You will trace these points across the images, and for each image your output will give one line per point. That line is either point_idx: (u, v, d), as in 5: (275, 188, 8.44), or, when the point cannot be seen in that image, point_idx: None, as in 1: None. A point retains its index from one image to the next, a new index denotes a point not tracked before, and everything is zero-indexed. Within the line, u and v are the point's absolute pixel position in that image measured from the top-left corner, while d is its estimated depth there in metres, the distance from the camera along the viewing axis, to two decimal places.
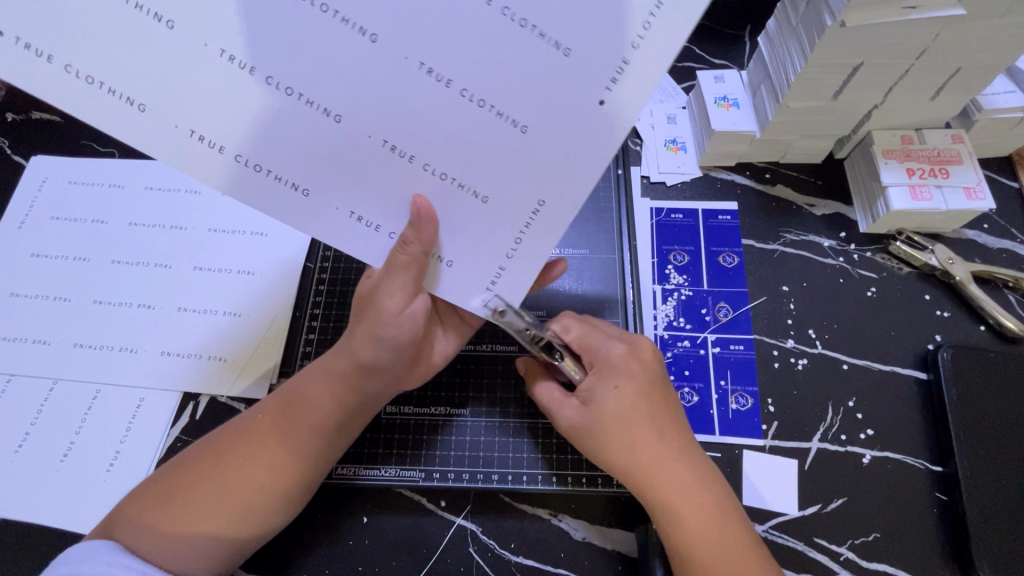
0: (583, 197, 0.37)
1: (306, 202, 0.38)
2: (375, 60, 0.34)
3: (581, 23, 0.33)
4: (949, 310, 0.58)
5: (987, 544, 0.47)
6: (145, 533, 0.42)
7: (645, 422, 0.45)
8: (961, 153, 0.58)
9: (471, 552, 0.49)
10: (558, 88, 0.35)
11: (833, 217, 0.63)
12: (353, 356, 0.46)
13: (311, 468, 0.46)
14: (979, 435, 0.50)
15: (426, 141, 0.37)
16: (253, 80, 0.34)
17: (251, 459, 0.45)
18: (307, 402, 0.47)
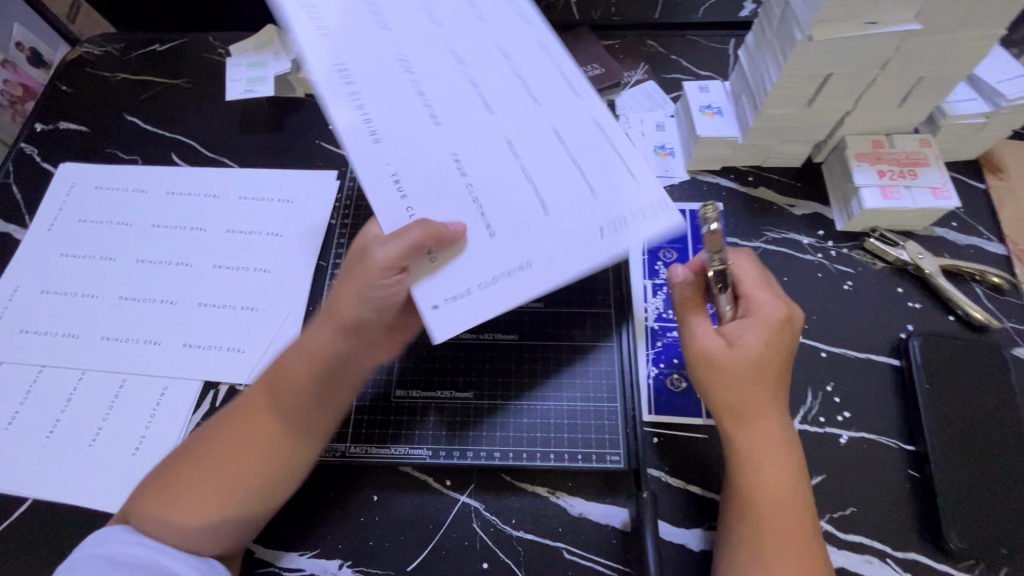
0: (558, 278, 0.45)
1: (374, 146, 0.47)
2: (479, 133, 0.50)
3: (612, 187, 0.49)
4: (920, 301, 0.62)
5: (956, 515, 0.51)
6: (155, 525, 0.45)
7: (765, 376, 0.48)
8: (928, 156, 0.62)
9: (474, 527, 0.52)
10: (574, 199, 0.48)
11: (812, 216, 0.67)
12: (327, 329, 0.48)
13: (299, 440, 0.49)
14: (947, 414, 0.54)
15: (485, 177, 0.49)
16: (408, 80, 0.51)
17: (242, 442, 0.48)
18: (285, 374, 0.49)
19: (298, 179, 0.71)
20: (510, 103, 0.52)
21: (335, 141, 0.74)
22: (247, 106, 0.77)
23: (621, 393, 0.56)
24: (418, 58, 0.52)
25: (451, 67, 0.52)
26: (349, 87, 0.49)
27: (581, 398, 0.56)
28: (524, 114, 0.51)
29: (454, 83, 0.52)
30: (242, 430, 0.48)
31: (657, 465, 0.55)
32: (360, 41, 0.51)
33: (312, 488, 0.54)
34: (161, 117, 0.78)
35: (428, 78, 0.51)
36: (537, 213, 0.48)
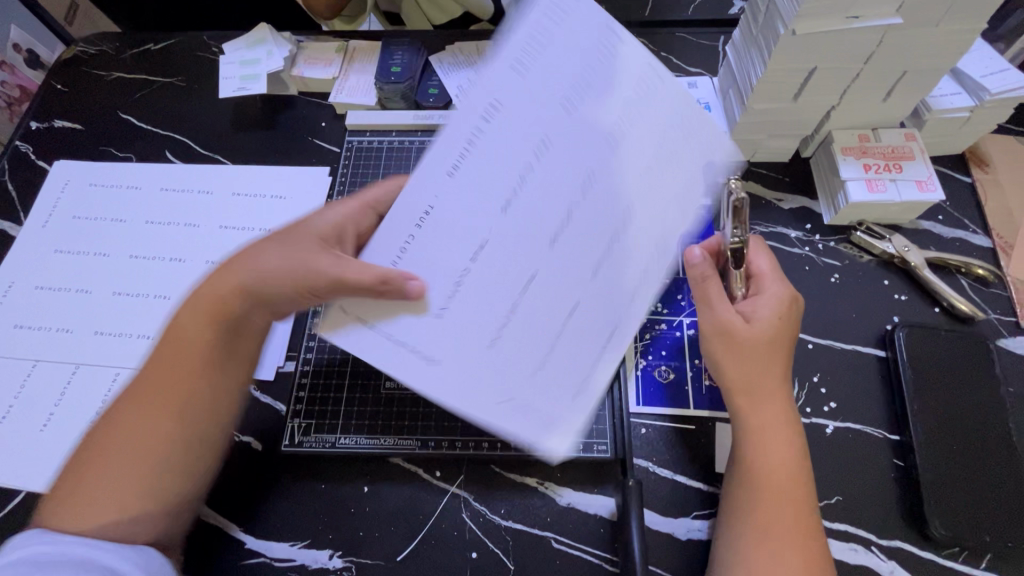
0: (443, 400, 0.42)
1: (446, 179, 0.43)
2: (523, 252, 0.44)
3: (569, 386, 0.43)
4: (906, 293, 0.62)
5: (939, 503, 0.51)
6: (70, 519, 0.42)
7: (778, 351, 0.49)
8: (914, 149, 0.63)
9: (464, 517, 0.53)
10: (535, 350, 0.43)
11: (799, 210, 0.68)
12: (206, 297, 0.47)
13: (206, 403, 0.47)
14: (932, 405, 0.55)
15: (482, 285, 0.44)
16: (535, 140, 0.44)
17: (141, 418, 0.45)
18: (183, 334, 0.47)
19: (290, 176, 0.72)
20: (586, 236, 0.44)
21: (328, 138, 0.75)
22: (240, 104, 0.78)
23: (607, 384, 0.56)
24: (603, 112, 0.44)
25: (660, 144, 0.45)
26: (491, 111, 0.43)
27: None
28: (586, 253, 0.44)
29: (552, 184, 0.44)
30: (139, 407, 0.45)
31: (643, 456, 0.55)
32: (659, 116, 0.45)
33: (304, 480, 0.55)
34: (156, 115, 0.78)
35: (627, 147, 0.45)
36: (478, 342, 0.43)
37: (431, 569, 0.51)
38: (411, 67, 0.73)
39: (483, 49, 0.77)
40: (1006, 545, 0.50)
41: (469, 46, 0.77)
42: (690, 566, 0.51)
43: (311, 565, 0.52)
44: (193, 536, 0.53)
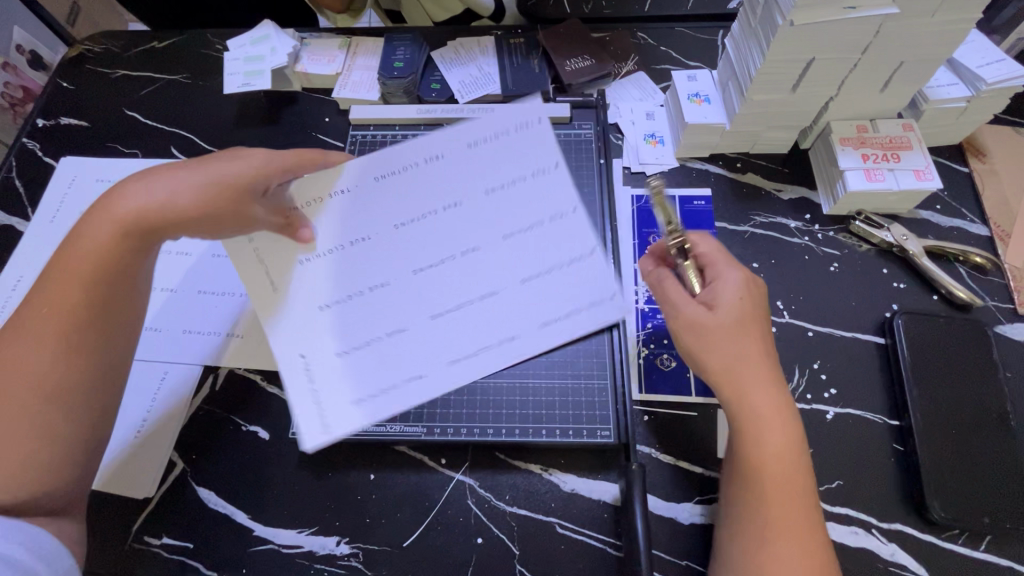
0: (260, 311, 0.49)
1: (373, 181, 0.50)
2: (385, 271, 0.50)
3: (368, 389, 0.48)
4: (905, 281, 0.63)
5: (938, 487, 0.52)
6: None
7: (748, 334, 0.49)
8: (911, 139, 0.64)
9: (469, 504, 0.54)
10: (353, 338, 0.49)
11: (799, 201, 0.68)
12: (113, 224, 0.46)
13: (81, 362, 0.46)
14: (929, 390, 0.56)
15: (348, 271, 0.50)
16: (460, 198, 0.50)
17: (16, 370, 0.44)
18: (80, 251, 0.46)
19: None
20: (449, 294, 0.50)
21: (331, 133, 0.76)
22: (244, 101, 0.79)
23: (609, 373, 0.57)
24: (542, 201, 0.50)
25: (555, 263, 0.51)
26: (433, 160, 0.50)
27: (573, 374, 0.57)
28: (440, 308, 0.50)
29: (438, 221, 0.50)
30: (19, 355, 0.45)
31: (646, 442, 0.56)
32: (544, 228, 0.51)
33: (311, 468, 0.55)
34: (160, 112, 0.79)
35: (522, 246, 0.51)
36: (318, 303, 0.49)
37: (436, 555, 0.52)
38: (413, 63, 0.74)
39: (484, 44, 0.78)
40: (1004, 526, 0.51)
41: (471, 42, 0.78)
42: (694, 550, 0.52)
43: (318, 551, 0.52)
44: (202, 524, 0.54)
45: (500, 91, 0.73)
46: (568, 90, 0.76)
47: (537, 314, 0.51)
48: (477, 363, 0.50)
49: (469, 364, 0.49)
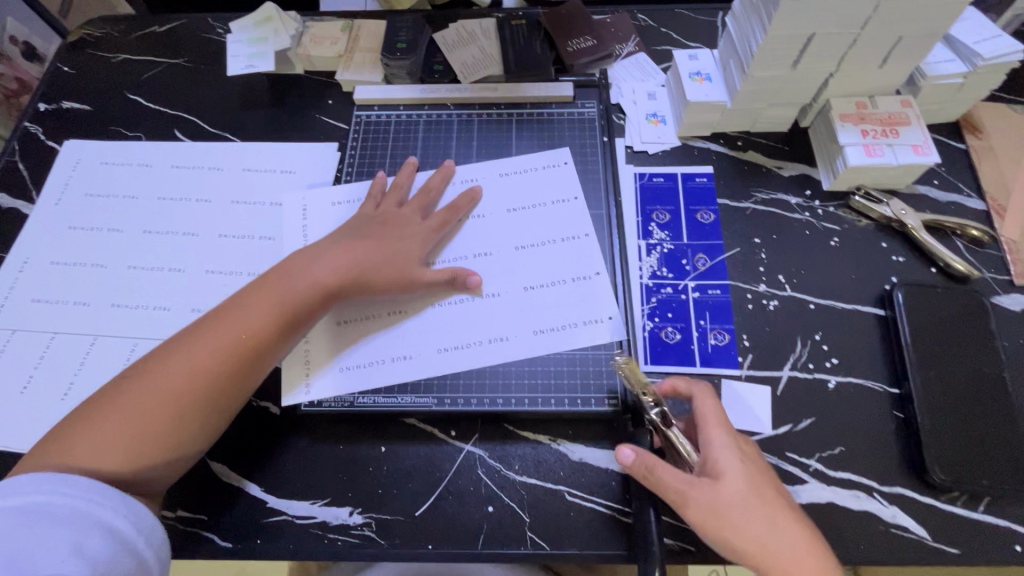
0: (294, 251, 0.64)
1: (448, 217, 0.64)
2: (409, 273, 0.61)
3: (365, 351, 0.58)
4: (904, 255, 0.64)
5: (938, 451, 0.53)
6: (102, 435, 0.47)
7: (766, 501, 0.46)
8: (910, 115, 0.65)
9: (479, 475, 0.55)
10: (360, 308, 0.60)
11: (799, 177, 0.69)
12: (311, 275, 0.56)
13: (232, 382, 0.51)
14: (930, 359, 0.57)
15: None
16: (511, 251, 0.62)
17: (181, 363, 0.50)
18: (266, 284, 0.55)
19: (299, 153, 0.73)
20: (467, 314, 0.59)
21: (335, 115, 0.76)
22: (246, 84, 0.79)
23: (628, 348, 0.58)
24: (572, 259, 0.61)
25: (557, 278, 0.61)
26: (476, 220, 0.64)
27: (598, 351, 0.58)
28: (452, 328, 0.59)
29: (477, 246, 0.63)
30: (189, 350, 0.51)
31: None
32: (567, 296, 0.60)
33: (323, 440, 0.56)
34: (162, 95, 0.79)
35: (541, 297, 0.60)
36: None
37: (448, 524, 0.53)
38: (416, 44, 0.74)
39: (485, 26, 0.78)
40: (1003, 488, 0.52)
41: (473, 24, 0.79)
42: None
43: (331, 522, 0.53)
44: (215, 498, 0.54)
45: (502, 72, 0.74)
46: (569, 71, 0.76)
47: (534, 325, 0.59)
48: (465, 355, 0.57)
49: (455, 355, 0.57)
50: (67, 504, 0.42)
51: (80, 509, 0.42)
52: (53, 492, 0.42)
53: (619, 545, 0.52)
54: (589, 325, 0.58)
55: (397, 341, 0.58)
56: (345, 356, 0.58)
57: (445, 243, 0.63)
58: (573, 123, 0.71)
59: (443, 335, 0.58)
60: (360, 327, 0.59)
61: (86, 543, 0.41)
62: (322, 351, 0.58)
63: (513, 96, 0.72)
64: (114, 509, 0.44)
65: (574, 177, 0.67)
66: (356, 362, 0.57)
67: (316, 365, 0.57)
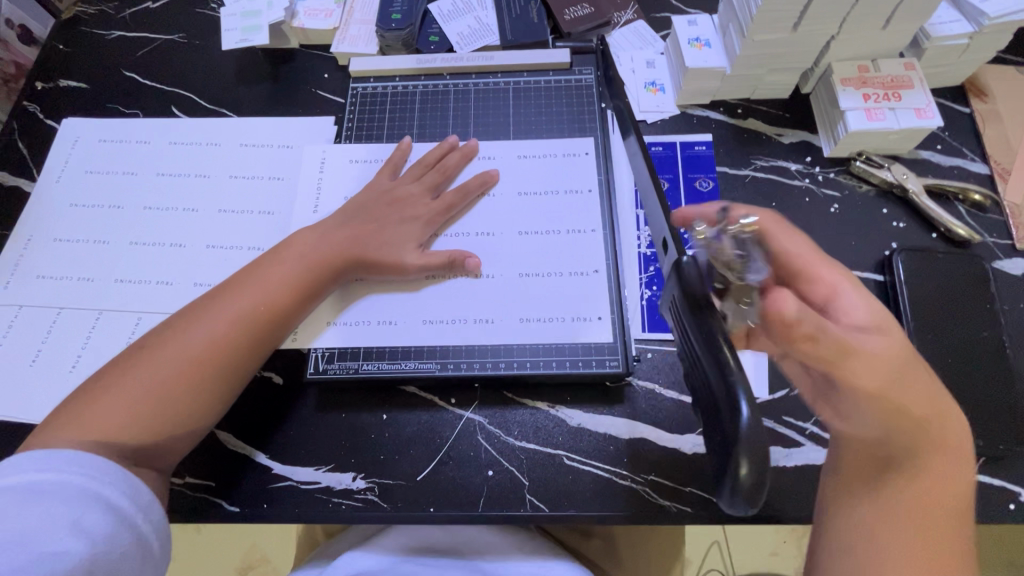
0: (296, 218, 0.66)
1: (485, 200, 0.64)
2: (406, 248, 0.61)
3: (357, 316, 0.59)
4: (905, 221, 0.64)
5: None
6: (116, 409, 0.48)
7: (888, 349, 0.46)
8: (913, 79, 0.64)
9: (479, 441, 0.56)
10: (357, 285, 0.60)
11: (800, 144, 0.69)
12: (320, 252, 0.57)
13: (243, 357, 0.53)
14: (929, 324, 0.57)
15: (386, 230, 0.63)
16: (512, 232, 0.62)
17: (196, 336, 0.51)
18: (278, 260, 0.57)
19: (296, 127, 0.73)
20: (464, 282, 0.60)
21: (331, 89, 0.75)
22: (242, 59, 0.78)
23: (621, 322, 0.58)
24: (569, 236, 0.61)
25: (555, 270, 0.60)
26: (487, 198, 0.64)
27: (590, 345, 0.57)
28: (443, 304, 0.59)
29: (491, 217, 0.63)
30: (204, 324, 0.52)
31: (649, 378, 0.57)
32: (560, 286, 0.59)
33: (326, 409, 0.57)
34: (158, 72, 0.79)
35: (536, 287, 0.59)
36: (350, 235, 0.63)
37: (449, 488, 0.54)
38: (411, 14, 0.73)
39: None
40: (998, 448, 0.52)
41: None
42: (698, 476, 0.53)
43: (336, 486, 0.54)
44: (221, 464, 0.55)
45: (499, 41, 0.73)
46: (567, 40, 0.75)
47: (521, 310, 0.59)
48: (451, 326, 0.58)
49: (443, 324, 0.58)
50: (63, 482, 0.43)
51: (76, 486, 0.43)
52: (53, 471, 0.43)
53: (618, 507, 0.53)
54: (578, 321, 0.58)
55: (390, 308, 0.59)
56: (340, 315, 0.59)
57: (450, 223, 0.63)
58: (571, 91, 0.70)
59: (436, 305, 0.59)
60: (353, 294, 0.60)
61: (87, 519, 0.42)
62: (314, 318, 0.59)
63: (510, 64, 0.71)
64: (111, 484, 0.45)
65: (592, 168, 0.65)
66: (348, 320, 0.59)
67: (304, 333, 0.58)
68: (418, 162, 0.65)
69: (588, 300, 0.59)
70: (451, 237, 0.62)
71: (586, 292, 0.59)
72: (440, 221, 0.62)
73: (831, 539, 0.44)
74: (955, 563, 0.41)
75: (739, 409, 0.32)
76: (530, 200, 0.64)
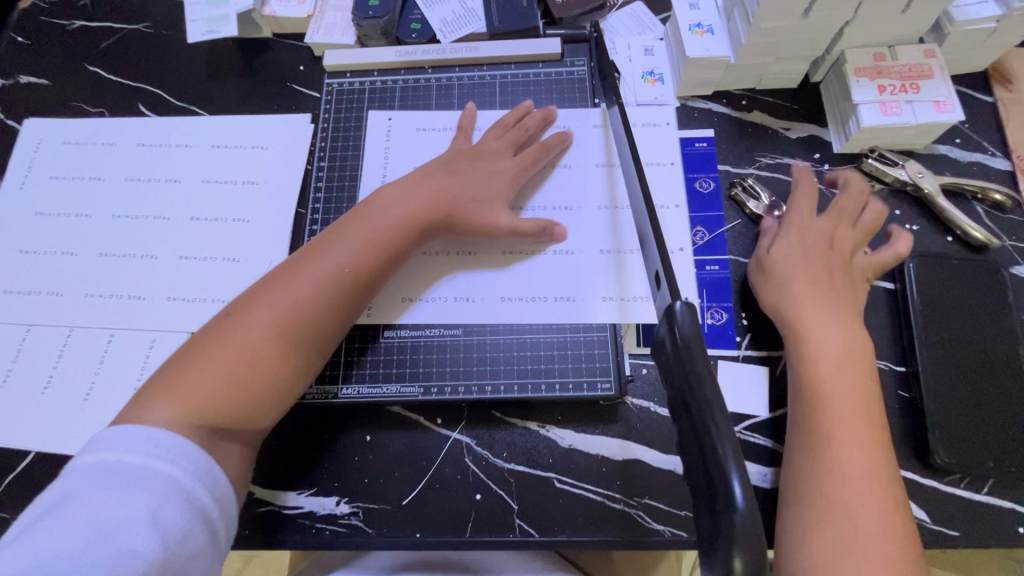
0: (275, 224, 0.64)
1: (562, 171, 0.62)
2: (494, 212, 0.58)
3: (442, 288, 0.57)
4: (919, 223, 0.60)
5: (942, 433, 0.51)
6: (204, 379, 0.46)
7: (800, 272, 0.53)
8: (933, 67, 0.59)
9: (466, 462, 0.53)
10: (441, 256, 0.58)
11: (808, 139, 0.64)
12: (402, 209, 0.55)
13: (332, 319, 0.51)
14: (941, 337, 0.54)
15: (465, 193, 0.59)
16: (575, 212, 0.60)
17: (281, 301, 0.49)
18: (359, 221, 0.54)
19: (271, 126, 0.69)
20: (453, 299, 0.57)
21: (307, 82, 0.71)
22: (213, 51, 0.73)
23: (615, 340, 0.55)
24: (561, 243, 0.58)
25: (588, 250, 0.58)
26: (564, 169, 0.62)
27: (585, 353, 0.55)
28: (520, 280, 0.57)
29: (571, 188, 0.61)
30: (287, 288, 0.50)
31: (643, 396, 0.55)
32: (584, 271, 0.57)
33: (306, 431, 0.55)
34: (126, 65, 0.74)
35: (579, 269, 0.57)
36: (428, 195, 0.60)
37: (436, 511, 0.52)
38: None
39: None
40: (1008, 469, 0.50)
41: None
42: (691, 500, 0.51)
43: (319, 511, 0.53)
44: None
45: (485, 29, 0.68)
46: (559, 25, 0.70)
47: (603, 289, 0.56)
48: (534, 303, 0.56)
49: (526, 301, 0.56)
50: (145, 468, 0.41)
51: (158, 473, 0.41)
52: (147, 454, 0.42)
53: (610, 531, 0.51)
54: (624, 300, 0.55)
55: (471, 284, 0.57)
56: (429, 289, 0.57)
57: (534, 186, 0.61)
58: (561, 84, 0.66)
59: (515, 282, 0.57)
60: (434, 261, 0.58)
61: (164, 514, 0.40)
62: (393, 291, 0.57)
63: (497, 55, 0.66)
64: (192, 472, 0.42)
65: (600, 142, 0.63)
66: (436, 294, 0.57)
67: (383, 308, 0.56)
68: (498, 123, 0.62)
69: (610, 286, 0.56)
70: (538, 208, 0.60)
71: (614, 275, 0.57)
72: (524, 178, 0.60)
73: (791, 498, 0.46)
74: (894, 498, 0.44)
75: (732, 495, 0.29)
76: (577, 182, 0.61)
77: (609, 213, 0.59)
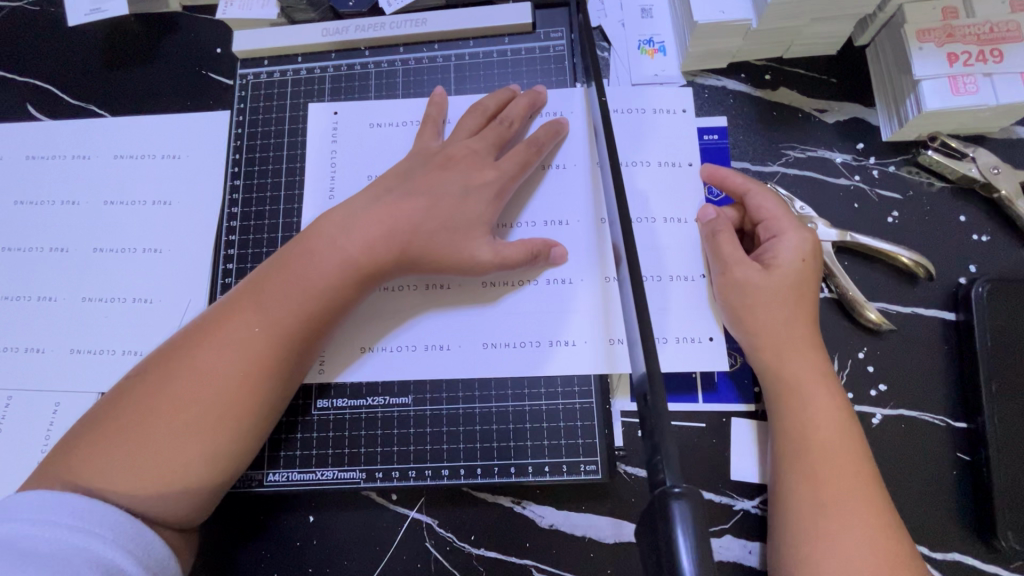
0: (192, 255, 0.53)
1: (554, 172, 0.49)
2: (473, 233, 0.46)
3: (406, 338, 0.47)
4: (989, 232, 0.47)
5: (1014, 510, 0.41)
6: (105, 463, 0.37)
7: (785, 302, 0.43)
8: (1022, 26, 0.44)
9: (427, 547, 0.45)
10: (405, 295, 0.47)
11: (848, 123, 0.51)
12: (357, 241, 0.43)
13: (268, 383, 0.40)
14: (1017, 384, 0.43)
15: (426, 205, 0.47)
16: (564, 229, 0.48)
17: (205, 360, 0.39)
18: (305, 257, 0.43)
19: (182, 128, 0.56)
20: (406, 358, 0.46)
21: (226, 70, 0.58)
22: (111, 33, 0.60)
23: (602, 411, 0.45)
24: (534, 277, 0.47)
25: (569, 282, 0.47)
26: (554, 172, 0.49)
27: (564, 420, 0.45)
28: (495, 326, 0.46)
29: (560, 197, 0.49)
30: (212, 345, 0.40)
31: (638, 462, 0.45)
32: (563, 307, 0.46)
33: (235, 513, 0.46)
34: (6, 55, 0.61)
35: (564, 304, 0.46)
36: None
37: None
38: None
39: None
40: None
41: None
42: None
43: None
44: None
45: None
46: None
47: (599, 331, 0.46)
48: (513, 355, 0.46)
49: (505, 352, 0.46)
50: (60, 539, 0.33)
51: (72, 546, 0.33)
52: (62, 525, 0.33)
53: None
54: (615, 345, 0.45)
55: (436, 332, 0.47)
56: (388, 338, 0.47)
57: (522, 197, 0.49)
58: (535, 63, 0.52)
59: (496, 325, 0.46)
60: (397, 302, 0.47)
61: None
62: (347, 340, 0.47)
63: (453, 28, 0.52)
64: (113, 542, 0.34)
65: (582, 137, 0.50)
66: (397, 345, 0.47)
67: (333, 362, 0.46)
68: (474, 109, 0.49)
69: (596, 327, 0.46)
70: (525, 227, 0.48)
71: (601, 311, 0.46)
72: (510, 192, 0.47)
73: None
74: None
75: None
76: (561, 193, 0.49)
77: (594, 231, 0.48)
